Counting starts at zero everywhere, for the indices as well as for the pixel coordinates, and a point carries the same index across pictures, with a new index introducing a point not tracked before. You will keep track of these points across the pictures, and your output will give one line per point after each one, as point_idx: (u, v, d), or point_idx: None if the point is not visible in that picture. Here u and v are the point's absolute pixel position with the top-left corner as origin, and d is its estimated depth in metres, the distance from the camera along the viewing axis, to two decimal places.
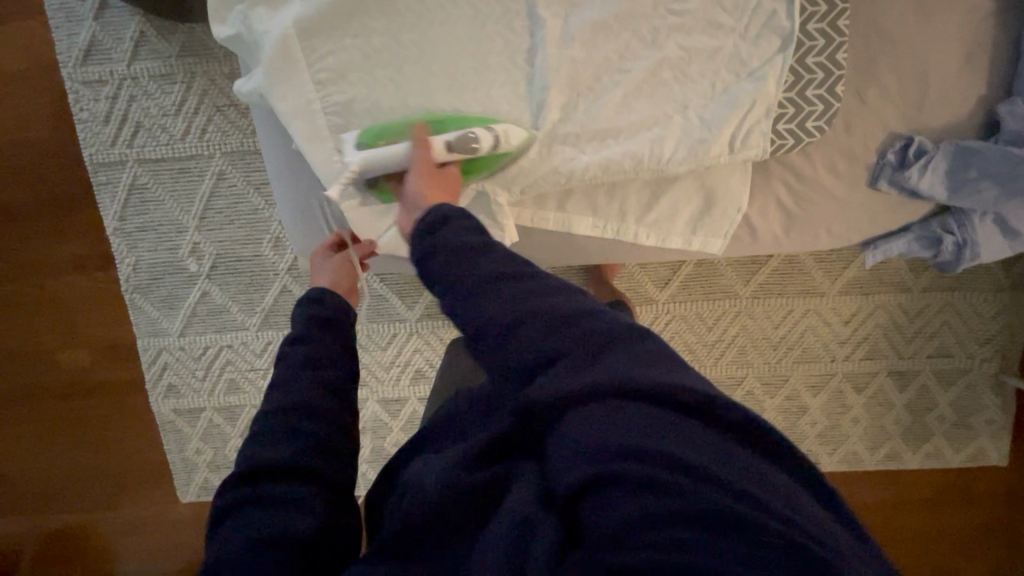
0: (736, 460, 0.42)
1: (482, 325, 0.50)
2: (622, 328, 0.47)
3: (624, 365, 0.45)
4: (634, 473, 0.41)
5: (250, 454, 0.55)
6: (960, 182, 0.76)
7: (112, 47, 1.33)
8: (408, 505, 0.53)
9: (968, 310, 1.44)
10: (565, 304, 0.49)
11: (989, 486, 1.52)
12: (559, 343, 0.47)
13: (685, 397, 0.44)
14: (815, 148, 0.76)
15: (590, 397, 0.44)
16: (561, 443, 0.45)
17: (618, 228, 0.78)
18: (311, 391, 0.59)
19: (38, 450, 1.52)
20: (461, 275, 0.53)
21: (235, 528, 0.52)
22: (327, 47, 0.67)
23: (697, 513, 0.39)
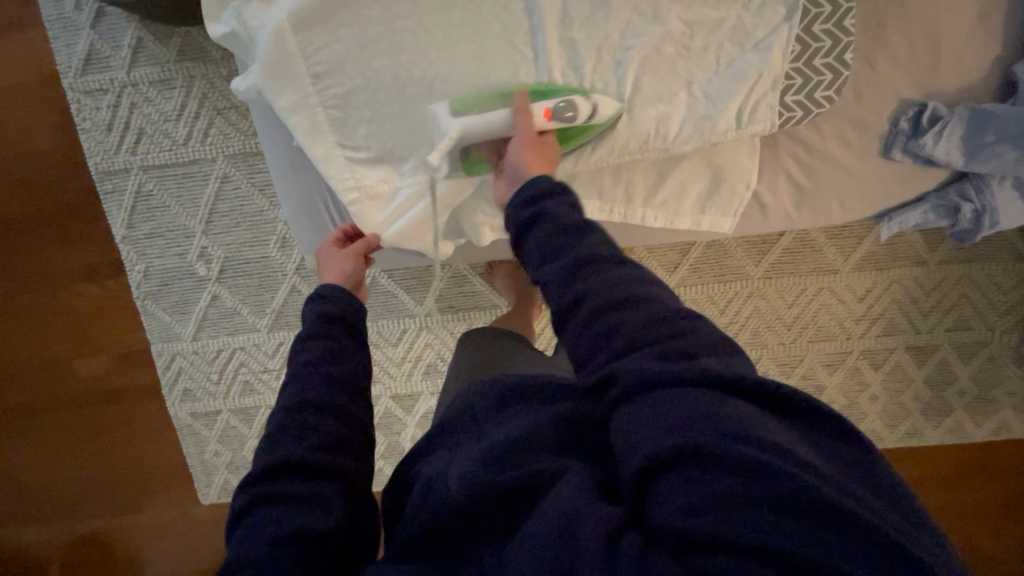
0: (803, 446, 0.42)
1: (567, 307, 0.52)
2: (699, 323, 0.49)
3: (698, 357, 0.46)
4: (702, 451, 0.41)
5: (268, 452, 0.55)
6: (978, 147, 0.73)
7: (111, 55, 1.34)
8: (437, 503, 0.53)
9: (987, 281, 1.41)
10: (641, 294, 0.50)
11: (1013, 459, 1.50)
12: (637, 329, 0.48)
13: (752, 384, 0.44)
14: (825, 120, 0.74)
15: (658, 383, 0.45)
16: (626, 425, 0.46)
17: (625, 211, 0.77)
18: (325, 386, 0.59)
19: (60, 458, 1.55)
20: (569, 246, 0.55)
21: (254, 527, 0.52)
22: (323, 39, 0.66)
23: (767, 492, 0.38)
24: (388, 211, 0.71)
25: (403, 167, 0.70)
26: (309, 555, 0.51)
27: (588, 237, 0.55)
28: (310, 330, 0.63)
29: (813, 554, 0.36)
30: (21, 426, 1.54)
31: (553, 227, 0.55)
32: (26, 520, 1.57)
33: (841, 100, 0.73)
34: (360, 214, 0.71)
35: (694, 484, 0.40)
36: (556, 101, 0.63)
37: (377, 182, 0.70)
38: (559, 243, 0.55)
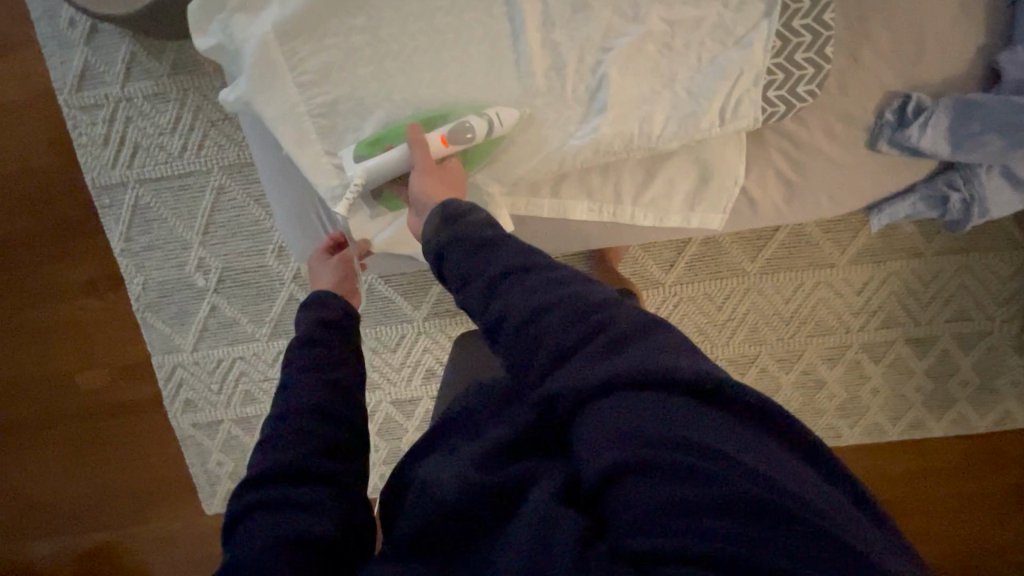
0: (753, 444, 0.41)
1: (501, 316, 0.51)
2: (633, 314, 0.48)
3: (636, 354, 0.45)
4: (649, 460, 0.41)
5: (262, 458, 0.56)
6: (964, 136, 0.74)
7: (105, 70, 1.35)
8: (427, 505, 0.53)
9: (984, 271, 1.41)
10: (575, 296, 0.50)
11: (1019, 449, 1.49)
12: (570, 333, 0.48)
13: (696, 376, 0.43)
14: (811, 114, 0.74)
15: (603, 390, 0.45)
16: (580, 434, 0.46)
17: (615, 210, 0.78)
18: (318, 391, 0.60)
19: (64, 472, 1.56)
20: (475, 270, 0.56)
21: (251, 533, 0.51)
22: (308, 49, 0.67)
23: (713, 498, 0.39)
24: (377, 218, 0.74)
25: None
26: (310, 559, 0.50)
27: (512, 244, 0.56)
28: (303, 337, 0.64)
29: (761, 559, 0.36)
30: (25, 441, 1.55)
31: (474, 244, 0.57)
32: (32, 535, 1.57)
33: (826, 93, 0.73)
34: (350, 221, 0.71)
35: (645, 491, 0.41)
36: (449, 127, 0.65)
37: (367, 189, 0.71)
38: (481, 256, 0.56)
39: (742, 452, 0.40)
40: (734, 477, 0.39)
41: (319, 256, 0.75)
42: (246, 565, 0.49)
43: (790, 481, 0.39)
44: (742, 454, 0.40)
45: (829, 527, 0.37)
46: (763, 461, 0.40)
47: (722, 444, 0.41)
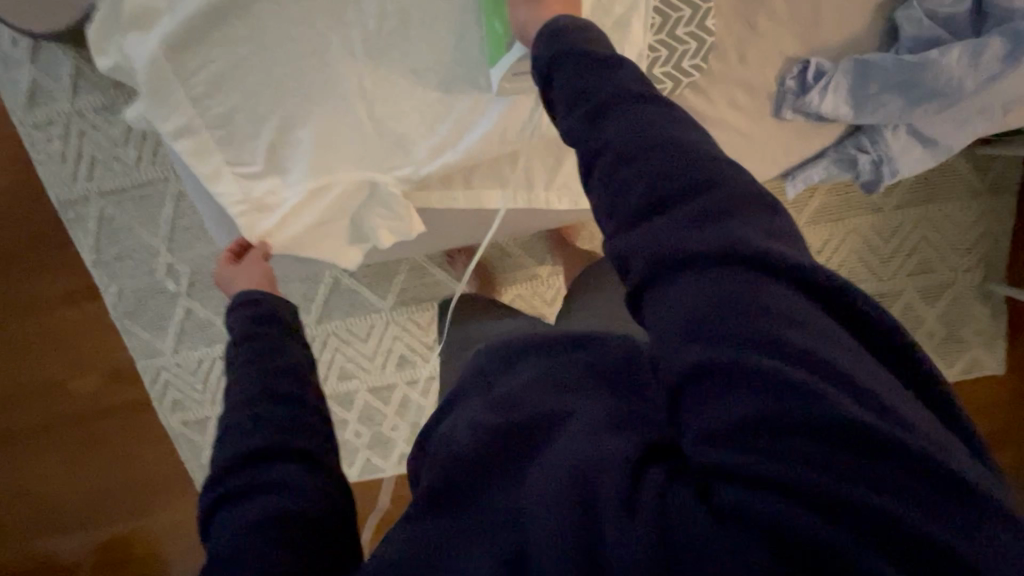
0: (852, 352, 0.36)
1: (601, 144, 0.46)
2: (744, 181, 0.42)
3: (732, 225, 0.40)
4: (738, 369, 0.36)
5: (229, 446, 0.55)
6: (865, 99, 0.73)
7: (53, 86, 1.37)
8: (441, 459, 0.50)
9: (944, 221, 1.40)
10: (680, 143, 0.44)
11: (989, 396, 1.49)
12: (665, 183, 0.42)
13: (799, 267, 0.38)
14: (712, 84, 0.73)
15: (698, 258, 0.39)
16: (664, 317, 0.40)
17: (528, 196, 0.81)
18: (276, 376, 0.60)
19: (68, 476, 1.63)
20: (592, 85, 0.49)
21: (232, 521, 0.51)
22: (197, 61, 0.67)
23: (806, 418, 0.33)
24: (273, 220, 0.72)
25: (291, 177, 0.72)
26: (302, 532, 0.51)
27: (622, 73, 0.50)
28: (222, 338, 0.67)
29: (847, 492, 0.32)
30: (26, 449, 1.61)
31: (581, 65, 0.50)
32: (44, 536, 1.65)
33: (725, 63, 0.72)
34: (246, 226, 0.72)
35: (720, 408, 0.36)
36: None
37: (266, 193, 0.72)
38: (585, 84, 0.49)
39: (848, 361, 0.36)
40: (836, 394, 0.34)
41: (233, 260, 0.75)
42: (232, 548, 0.49)
43: (898, 409, 0.34)
44: (848, 363, 0.35)
45: (947, 464, 0.32)
46: (863, 372, 0.36)
47: (826, 349, 0.36)
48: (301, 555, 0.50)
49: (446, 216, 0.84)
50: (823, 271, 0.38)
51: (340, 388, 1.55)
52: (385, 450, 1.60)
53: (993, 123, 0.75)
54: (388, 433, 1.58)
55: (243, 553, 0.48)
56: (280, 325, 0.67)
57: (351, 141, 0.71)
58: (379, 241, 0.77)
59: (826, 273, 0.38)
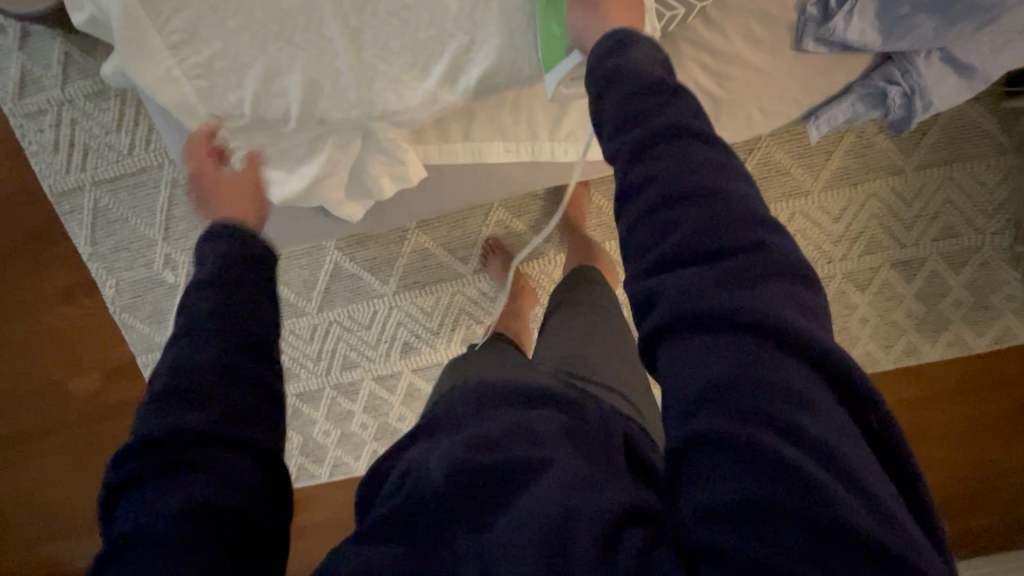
0: (852, 438, 0.37)
1: (642, 179, 0.46)
2: (785, 250, 0.42)
3: (761, 293, 0.40)
4: (740, 441, 0.36)
5: (152, 422, 0.46)
6: (895, 22, 0.66)
7: (42, 74, 1.34)
8: (409, 488, 0.49)
9: (970, 181, 1.33)
10: (724, 195, 0.43)
11: (1022, 366, 1.42)
12: (706, 238, 0.42)
13: (820, 351, 0.39)
14: (725, 15, 0.68)
15: (716, 322, 0.40)
16: (677, 377, 0.41)
17: (532, 147, 0.77)
18: (224, 343, 0.49)
19: (71, 477, 1.57)
20: (646, 110, 0.48)
21: (136, 519, 0.44)
22: (172, 6, 0.63)
23: (795, 501, 0.34)
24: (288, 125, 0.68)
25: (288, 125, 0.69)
26: (222, 546, 0.45)
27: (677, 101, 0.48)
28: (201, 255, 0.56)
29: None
30: (28, 450, 1.56)
31: (645, 88, 0.49)
32: (48, 541, 1.59)
33: None
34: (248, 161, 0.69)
35: (715, 479, 0.37)
36: None
37: (273, 138, 0.71)
38: (645, 108, 0.48)
39: (848, 453, 0.36)
40: (830, 485, 0.35)
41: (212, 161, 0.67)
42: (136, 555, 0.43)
43: (884, 502, 0.35)
44: (847, 455, 0.36)
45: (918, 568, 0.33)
46: (859, 464, 0.36)
47: (827, 437, 0.36)
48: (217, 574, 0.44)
49: (446, 174, 0.80)
50: (842, 361, 0.39)
51: (344, 378, 1.51)
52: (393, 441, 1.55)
53: None
54: (395, 424, 1.53)
55: (157, 548, 0.43)
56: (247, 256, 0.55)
57: (339, 88, 0.66)
58: (381, 190, 0.77)
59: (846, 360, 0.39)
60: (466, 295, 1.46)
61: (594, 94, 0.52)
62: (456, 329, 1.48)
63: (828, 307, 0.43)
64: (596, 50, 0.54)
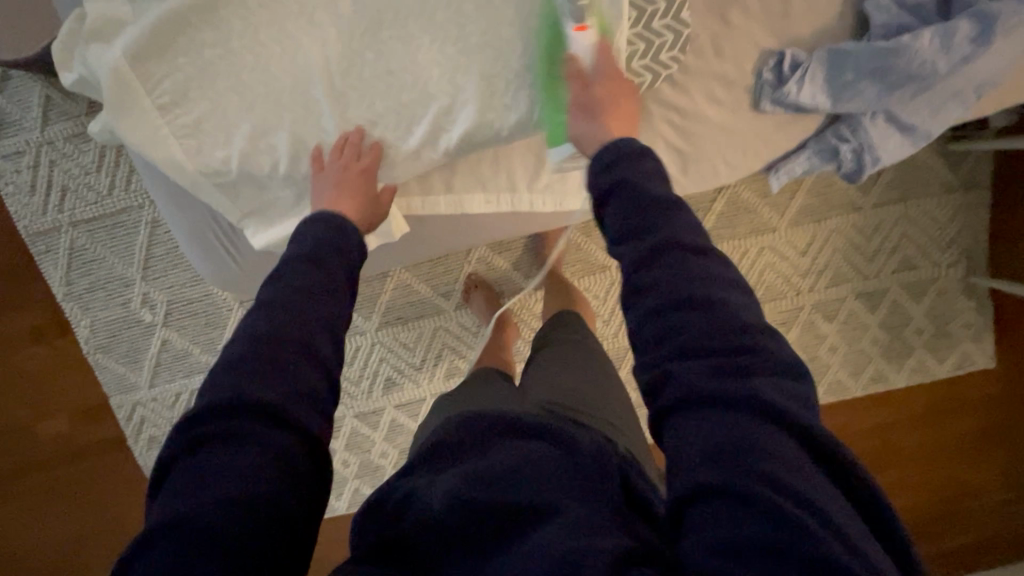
0: (845, 504, 0.39)
1: (648, 273, 0.50)
2: (779, 350, 0.45)
3: (755, 379, 0.42)
4: (740, 498, 0.38)
5: (217, 387, 0.43)
6: (842, 87, 0.73)
7: (22, 116, 1.34)
8: (414, 519, 0.48)
9: (924, 217, 1.41)
10: (722, 298, 0.47)
11: (983, 390, 1.49)
12: (706, 337, 0.45)
13: (811, 430, 0.41)
14: (688, 78, 0.73)
15: (714, 397, 0.42)
16: (680, 437, 0.43)
17: (511, 199, 0.79)
18: (318, 329, 0.48)
19: (30, 528, 1.48)
20: (649, 219, 0.52)
21: (181, 486, 0.39)
22: (162, 70, 0.65)
23: (797, 552, 0.35)
24: (423, 129, 0.68)
25: (272, 183, 0.71)
26: (258, 533, 0.39)
27: (676, 215, 0.52)
28: (296, 240, 0.57)
29: None
30: None
31: (643, 202, 0.53)
32: None
33: (701, 55, 0.72)
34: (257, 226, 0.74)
35: (718, 527, 0.38)
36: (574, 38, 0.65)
37: (255, 193, 0.72)
38: (649, 220, 0.52)
39: (842, 517, 0.37)
40: (827, 538, 0.35)
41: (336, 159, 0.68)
42: (175, 526, 0.37)
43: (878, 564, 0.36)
44: (841, 518, 0.37)
45: None
46: (853, 528, 0.37)
47: (824, 500, 0.38)
48: (254, 555, 0.38)
49: (428, 223, 0.83)
50: (831, 441, 0.41)
51: None
52: (374, 478, 1.53)
53: (967, 105, 0.76)
54: (377, 461, 1.52)
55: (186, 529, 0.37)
56: (332, 244, 0.57)
57: (326, 144, 0.69)
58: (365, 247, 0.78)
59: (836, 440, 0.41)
60: (449, 330, 1.48)
61: (598, 201, 0.56)
62: (439, 364, 1.49)
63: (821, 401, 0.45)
64: (600, 159, 0.59)
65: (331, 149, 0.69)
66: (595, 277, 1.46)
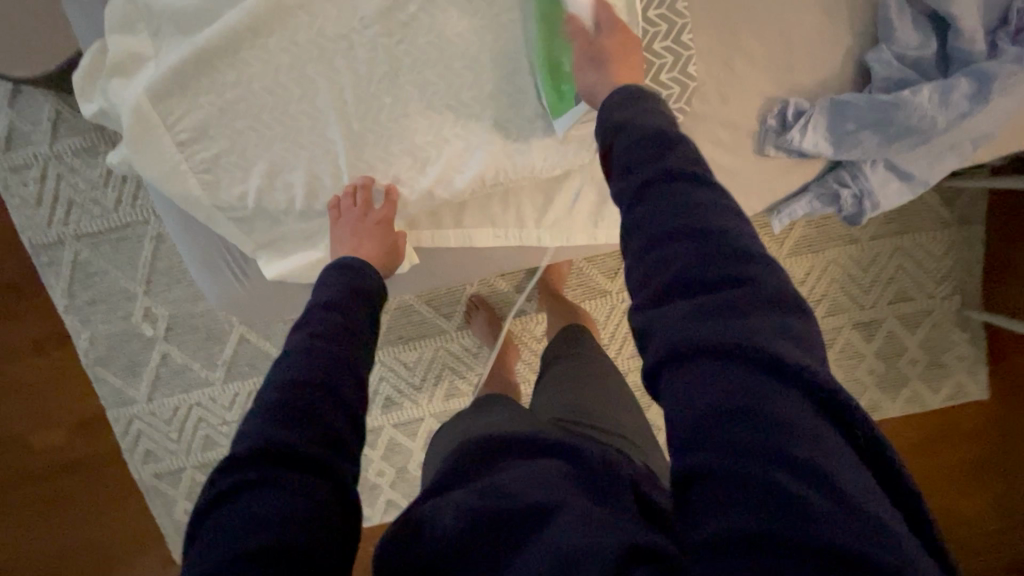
0: (851, 463, 0.37)
1: (646, 213, 0.47)
2: (771, 275, 0.42)
3: (748, 322, 0.40)
4: (739, 476, 0.36)
5: (249, 435, 0.44)
6: (843, 135, 0.75)
7: (31, 130, 1.35)
8: (428, 537, 0.49)
9: (920, 251, 1.44)
10: (724, 226, 0.44)
11: (976, 420, 1.51)
12: (695, 265, 0.43)
13: (816, 377, 0.38)
14: (695, 124, 0.75)
15: (711, 348, 0.40)
16: (677, 403, 0.40)
17: (519, 234, 0.80)
18: (342, 375, 0.49)
19: (22, 540, 1.46)
20: (655, 148, 0.49)
21: (219, 536, 0.40)
22: (183, 107, 0.67)
23: (800, 535, 0.34)
24: (437, 168, 0.70)
25: (288, 216, 0.73)
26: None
27: (682, 146, 0.49)
28: (319, 288, 0.58)
29: None
30: None
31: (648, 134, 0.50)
32: None
33: (707, 102, 0.75)
34: (268, 259, 0.74)
35: (723, 513, 0.36)
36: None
37: (269, 228, 0.73)
38: (654, 151, 0.49)
39: (849, 481, 0.36)
40: (830, 514, 0.34)
41: (353, 210, 0.70)
42: None
43: (891, 536, 0.34)
44: (849, 483, 0.36)
45: None
46: (860, 491, 0.36)
47: (829, 467, 0.36)
48: None
49: (436, 255, 0.84)
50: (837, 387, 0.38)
51: None
52: (371, 497, 1.52)
53: (965, 156, 0.78)
54: (374, 479, 1.51)
55: None
56: (354, 291, 0.58)
57: (340, 181, 0.71)
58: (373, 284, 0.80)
59: (838, 387, 0.38)
60: (449, 350, 1.48)
61: (605, 139, 0.53)
62: (439, 384, 1.49)
63: (818, 329, 0.42)
64: (608, 104, 0.56)
65: (349, 197, 0.71)
66: (596, 302, 1.47)
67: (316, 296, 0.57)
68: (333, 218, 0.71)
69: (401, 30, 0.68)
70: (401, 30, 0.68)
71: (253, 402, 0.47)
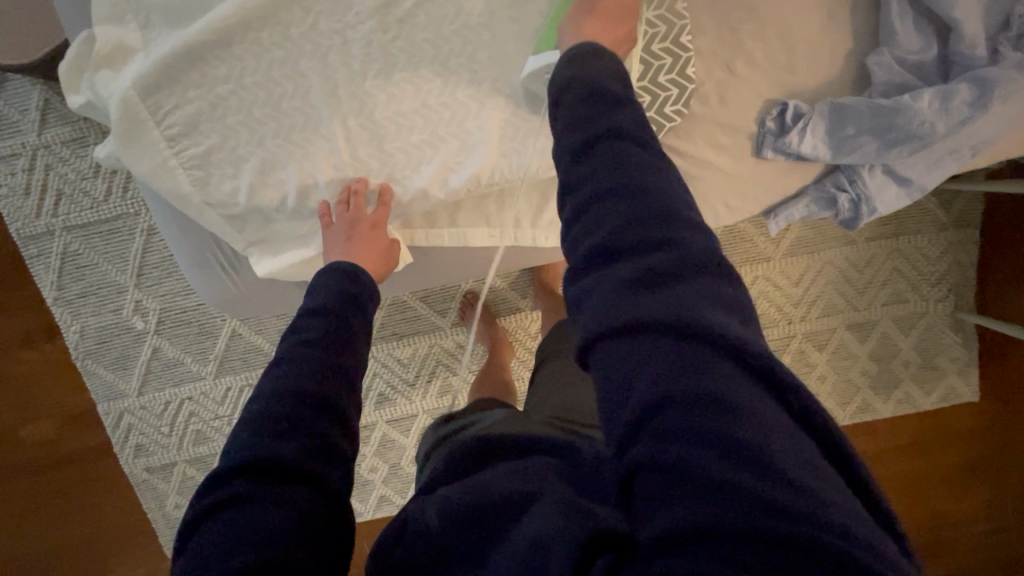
0: (793, 437, 0.34)
1: (579, 184, 0.44)
2: (700, 241, 0.40)
3: (675, 292, 0.38)
4: (675, 459, 0.34)
5: (240, 444, 0.44)
6: (841, 140, 0.75)
7: (19, 119, 1.33)
8: (414, 534, 0.49)
9: (915, 253, 1.44)
10: (655, 189, 0.42)
11: (966, 422, 1.52)
12: (626, 234, 0.40)
13: (745, 346, 0.36)
14: (694, 126, 0.75)
15: (638, 327, 0.37)
16: (610, 389, 0.38)
17: (515, 235, 0.79)
18: (334, 382, 0.49)
19: (12, 532, 1.45)
20: (592, 110, 0.46)
21: (208, 548, 0.40)
22: (173, 102, 0.66)
23: (739, 518, 0.32)
24: (433, 167, 0.69)
25: (279, 215, 0.71)
26: None
27: (624, 108, 0.46)
28: (310, 293, 0.58)
29: None
30: None
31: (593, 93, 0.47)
32: None
33: (706, 104, 0.74)
34: (261, 257, 0.73)
35: (668, 500, 0.34)
36: None
37: (261, 227, 0.72)
38: (593, 113, 0.46)
39: (789, 458, 0.33)
40: (767, 492, 0.32)
41: (345, 212, 0.69)
42: None
43: (834, 510, 0.31)
44: (788, 460, 0.33)
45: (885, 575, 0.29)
46: (802, 466, 0.33)
47: (767, 443, 0.33)
48: None
49: (431, 254, 0.83)
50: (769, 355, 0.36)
51: None
52: (364, 493, 1.52)
53: (963, 162, 0.78)
54: (367, 475, 1.51)
55: None
56: (345, 295, 0.57)
57: (334, 179, 0.70)
58: None
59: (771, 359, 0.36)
60: (443, 347, 1.48)
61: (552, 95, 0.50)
62: (432, 380, 1.49)
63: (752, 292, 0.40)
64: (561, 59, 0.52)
65: (342, 198, 0.70)
66: None
67: (306, 301, 0.56)
68: (326, 220, 0.70)
69: (397, 26, 0.66)
70: (397, 26, 0.66)
71: (243, 409, 0.47)
